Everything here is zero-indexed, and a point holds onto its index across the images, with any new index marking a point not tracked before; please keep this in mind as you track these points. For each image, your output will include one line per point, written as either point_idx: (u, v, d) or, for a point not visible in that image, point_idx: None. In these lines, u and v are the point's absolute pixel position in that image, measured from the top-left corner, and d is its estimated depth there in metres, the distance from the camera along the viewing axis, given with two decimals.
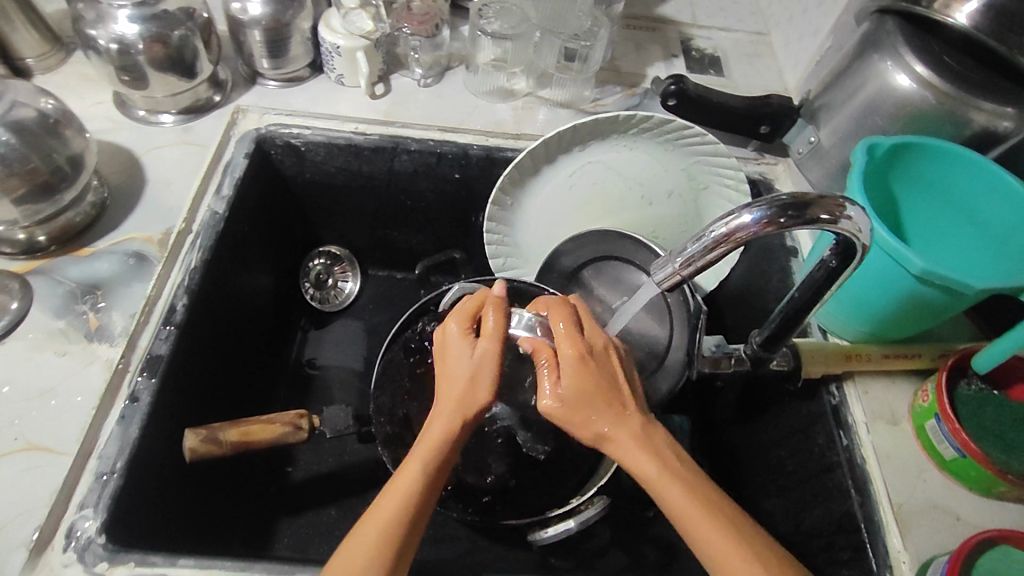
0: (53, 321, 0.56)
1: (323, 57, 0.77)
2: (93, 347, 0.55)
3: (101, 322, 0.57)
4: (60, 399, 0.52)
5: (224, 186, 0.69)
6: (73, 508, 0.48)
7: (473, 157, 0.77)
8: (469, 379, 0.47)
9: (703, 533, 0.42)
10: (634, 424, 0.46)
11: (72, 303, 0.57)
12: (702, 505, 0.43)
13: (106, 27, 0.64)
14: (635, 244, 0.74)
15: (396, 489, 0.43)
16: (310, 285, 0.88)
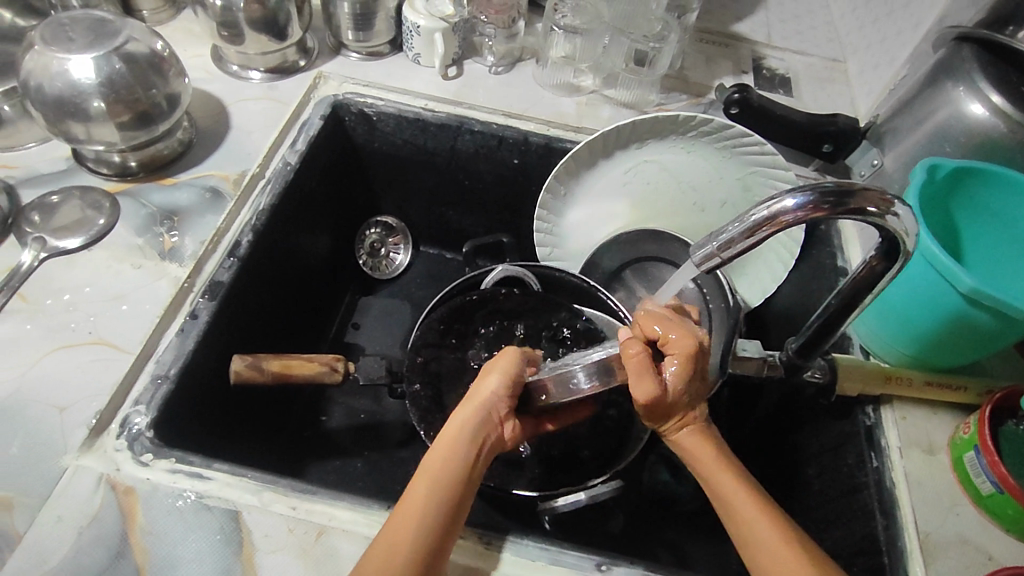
0: (132, 237, 0.62)
1: (404, 36, 0.82)
2: (164, 264, 0.60)
3: (174, 245, 0.62)
4: (129, 305, 0.57)
5: (298, 142, 0.73)
6: (128, 404, 0.51)
7: (532, 144, 0.80)
8: (490, 390, 0.53)
9: (762, 528, 0.47)
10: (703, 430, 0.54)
11: (151, 225, 0.63)
12: (764, 507, 0.49)
13: None
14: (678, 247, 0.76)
15: (429, 473, 0.47)
16: (364, 252, 0.92)
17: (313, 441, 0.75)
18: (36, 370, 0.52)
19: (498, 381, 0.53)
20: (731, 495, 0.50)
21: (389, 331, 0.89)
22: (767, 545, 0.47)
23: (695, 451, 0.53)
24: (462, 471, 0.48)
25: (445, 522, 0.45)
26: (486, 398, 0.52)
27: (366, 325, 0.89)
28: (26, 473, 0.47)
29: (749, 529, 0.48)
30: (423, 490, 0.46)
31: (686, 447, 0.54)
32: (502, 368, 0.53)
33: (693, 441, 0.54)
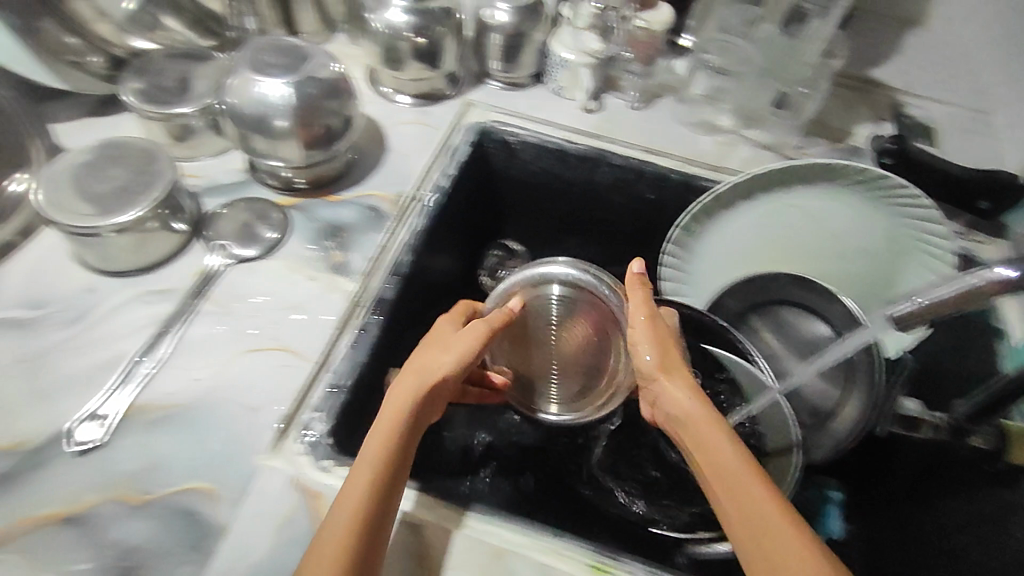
0: (306, 250, 0.65)
1: (549, 69, 0.84)
2: (336, 279, 0.63)
3: (343, 259, 0.65)
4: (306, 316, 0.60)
5: (448, 167, 0.76)
6: (307, 410, 0.54)
7: (672, 181, 0.80)
8: (449, 367, 0.52)
9: (764, 509, 0.44)
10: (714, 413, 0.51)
11: (322, 239, 0.66)
12: (771, 495, 0.45)
13: (384, 15, 0.75)
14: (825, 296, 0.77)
15: (375, 458, 0.46)
16: (485, 273, 0.92)
17: None
18: (228, 370, 0.56)
19: (452, 358, 0.53)
20: (734, 472, 0.47)
21: None
22: (772, 531, 0.43)
23: (692, 417, 0.51)
24: (388, 432, 0.49)
25: (381, 497, 0.45)
26: (434, 371, 0.52)
27: None
28: (224, 467, 0.51)
29: (752, 511, 0.44)
30: (370, 474, 0.46)
31: (675, 404, 0.52)
32: (456, 347, 0.54)
33: (684, 398, 0.52)
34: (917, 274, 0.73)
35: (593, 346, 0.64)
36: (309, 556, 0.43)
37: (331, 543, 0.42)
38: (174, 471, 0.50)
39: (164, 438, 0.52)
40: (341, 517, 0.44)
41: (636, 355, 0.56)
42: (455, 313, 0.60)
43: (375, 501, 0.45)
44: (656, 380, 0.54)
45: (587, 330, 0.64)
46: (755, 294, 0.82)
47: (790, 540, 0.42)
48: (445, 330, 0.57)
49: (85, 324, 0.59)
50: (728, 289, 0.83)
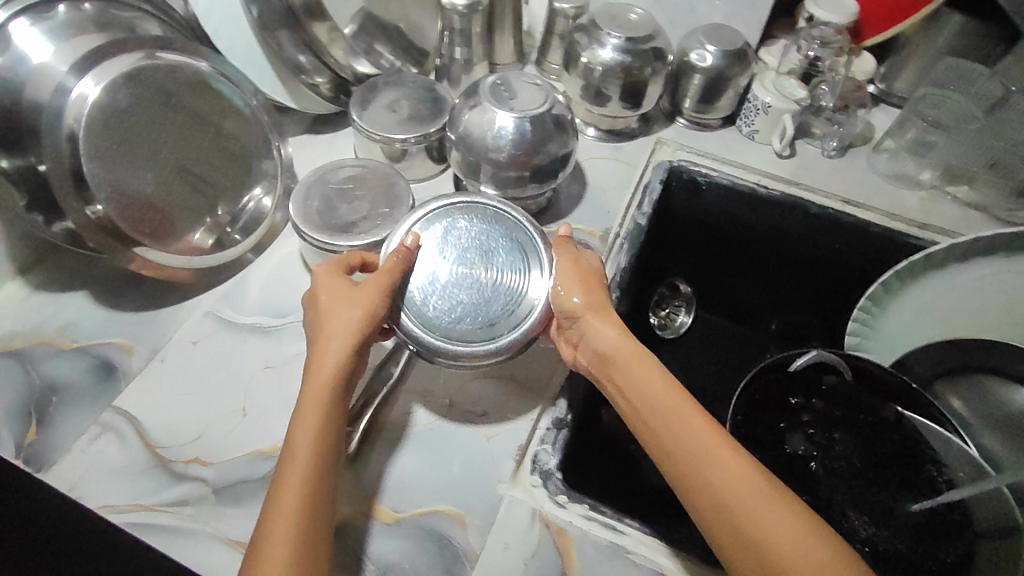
0: None
1: (744, 112, 0.83)
2: None
3: None
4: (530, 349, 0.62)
5: (644, 205, 0.75)
6: (535, 441, 0.55)
7: (873, 234, 0.77)
8: (340, 312, 0.51)
9: (728, 480, 0.43)
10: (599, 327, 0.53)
11: None
12: (744, 466, 0.43)
13: (594, 51, 0.75)
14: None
15: (311, 437, 0.45)
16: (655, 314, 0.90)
17: None
18: (459, 397, 0.58)
19: (329, 300, 0.52)
20: (688, 437, 0.45)
21: None
22: (765, 517, 0.41)
23: (612, 343, 0.52)
24: (335, 386, 0.48)
25: (329, 450, 0.46)
26: (330, 321, 0.51)
27: None
28: (468, 492, 0.52)
29: (719, 483, 0.43)
30: (310, 424, 0.46)
31: (593, 336, 0.53)
32: (365, 301, 0.52)
33: (601, 330, 0.53)
34: None
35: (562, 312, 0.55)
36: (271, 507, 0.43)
37: (291, 495, 0.43)
38: (419, 490, 0.52)
39: (410, 456, 0.54)
40: (298, 473, 0.44)
41: (564, 295, 0.55)
42: (337, 262, 0.56)
43: (320, 477, 0.44)
44: (581, 322, 0.54)
45: (516, 270, 0.58)
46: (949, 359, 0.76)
47: (781, 526, 0.40)
48: (330, 282, 0.53)
49: None
50: (911, 351, 0.78)
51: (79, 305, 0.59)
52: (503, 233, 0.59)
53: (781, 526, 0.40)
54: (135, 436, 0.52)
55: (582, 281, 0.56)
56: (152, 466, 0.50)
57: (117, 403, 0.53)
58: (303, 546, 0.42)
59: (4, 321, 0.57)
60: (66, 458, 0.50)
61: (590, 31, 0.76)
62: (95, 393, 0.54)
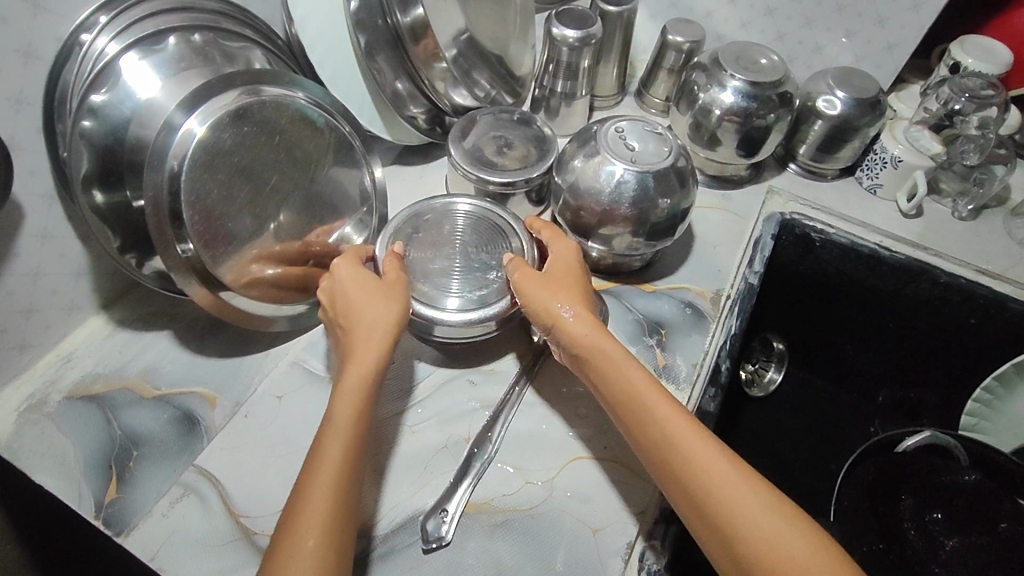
0: (626, 345, 0.61)
1: (869, 163, 0.77)
2: (662, 383, 0.58)
3: (667, 361, 0.60)
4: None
5: (756, 263, 0.69)
6: (642, 536, 0.48)
7: (1011, 310, 0.68)
8: (384, 310, 0.49)
9: (737, 490, 0.40)
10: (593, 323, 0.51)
11: (641, 334, 0.62)
12: (747, 473, 0.41)
13: (712, 92, 0.71)
14: None
15: (347, 417, 0.43)
16: (746, 372, 0.82)
17: None
18: (558, 481, 0.50)
19: (364, 291, 0.50)
20: (688, 444, 0.43)
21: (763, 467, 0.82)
22: (775, 530, 0.39)
23: (590, 346, 0.49)
24: (373, 376, 0.46)
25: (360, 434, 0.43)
26: (372, 314, 0.49)
27: None
28: None
29: (718, 491, 0.41)
30: (342, 407, 0.44)
31: (576, 339, 0.50)
32: (400, 298, 0.51)
33: (579, 332, 0.50)
34: None
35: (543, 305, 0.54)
36: (297, 492, 0.41)
37: (322, 478, 0.40)
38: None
39: (505, 548, 0.47)
40: (332, 454, 0.42)
41: (544, 296, 0.53)
42: (350, 253, 0.54)
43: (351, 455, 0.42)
44: (555, 324, 0.51)
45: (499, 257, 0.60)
46: None
47: (793, 537, 0.38)
48: (348, 274, 0.52)
49: (415, 395, 0.55)
50: None
51: (163, 348, 0.56)
52: (482, 224, 0.62)
53: (792, 539, 0.38)
54: (218, 501, 0.47)
55: (555, 283, 0.53)
56: (235, 539, 0.46)
57: (200, 462, 0.50)
58: (334, 531, 0.39)
59: (86, 364, 0.55)
60: (147, 521, 0.46)
61: (711, 71, 0.72)
62: (180, 448, 0.50)
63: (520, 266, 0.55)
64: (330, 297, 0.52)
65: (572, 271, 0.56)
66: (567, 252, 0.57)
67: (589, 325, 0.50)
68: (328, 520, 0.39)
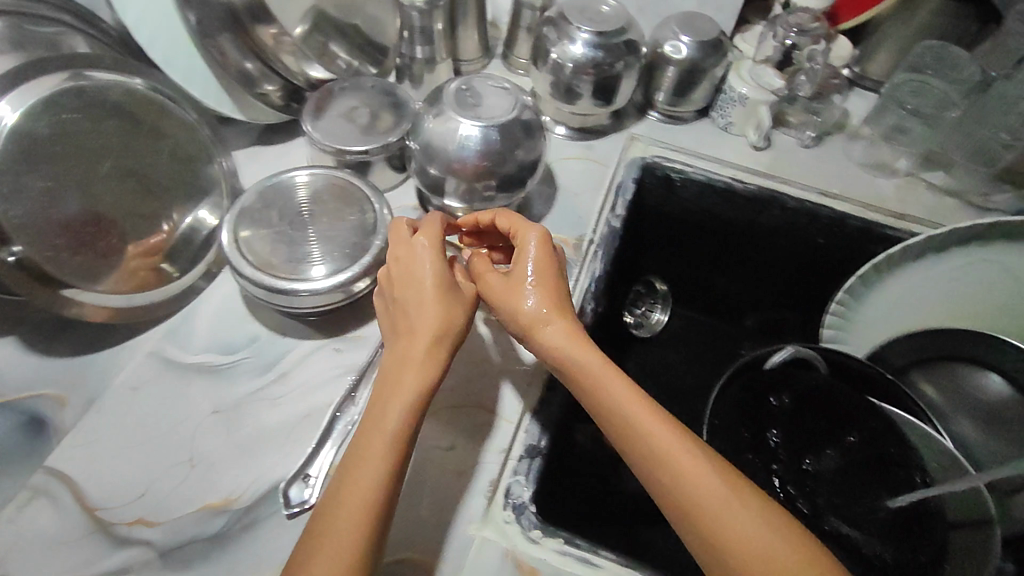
0: None
1: (720, 103, 0.81)
2: None
3: None
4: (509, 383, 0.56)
5: (618, 206, 0.73)
6: (508, 473, 0.51)
7: (852, 229, 0.75)
8: (441, 313, 0.49)
9: (708, 484, 0.42)
10: (569, 332, 0.51)
11: None
12: (721, 470, 0.43)
13: (563, 47, 0.72)
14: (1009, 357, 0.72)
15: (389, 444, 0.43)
16: (631, 316, 0.88)
17: None
18: (425, 435, 0.53)
19: (431, 288, 0.50)
20: (664, 448, 0.44)
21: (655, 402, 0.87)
22: (740, 522, 0.41)
23: (573, 356, 0.50)
24: (423, 391, 0.46)
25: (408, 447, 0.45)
26: (437, 319, 0.49)
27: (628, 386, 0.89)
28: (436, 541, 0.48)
29: (695, 490, 0.42)
30: (396, 418, 0.45)
31: (553, 349, 0.50)
32: (456, 309, 0.51)
33: (598, 365, 0.49)
34: None
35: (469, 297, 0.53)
36: (335, 512, 0.41)
37: (351, 502, 0.41)
38: (389, 539, 0.48)
39: None
40: (364, 482, 0.42)
41: (515, 302, 0.52)
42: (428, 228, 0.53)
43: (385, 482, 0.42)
44: (533, 333, 0.51)
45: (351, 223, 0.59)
46: (924, 350, 0.77)
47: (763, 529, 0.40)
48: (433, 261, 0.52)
49: (276, 372, 0.55)
50: (890, 341, 0.79)
51: (4, 355, 0.54)
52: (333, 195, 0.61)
53: (772, 544, 0.40)
54: (71, 499, 0.47)
55: (522, 287, 0.52)
56: (92, 532, 0.45)
57: (50, 463, 0.48)
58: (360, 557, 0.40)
59: None
60: None
61: (559, 26, 0.73)
62: (25, 453, 0.50)
63: (485, 266, 0.55)
64: (392, 270, 0.53)
65: (541, 257, 0.53)
66: (525, 236, 0.54)
67: (567, 336, 0.50)
68: (367, 523, 0.41)
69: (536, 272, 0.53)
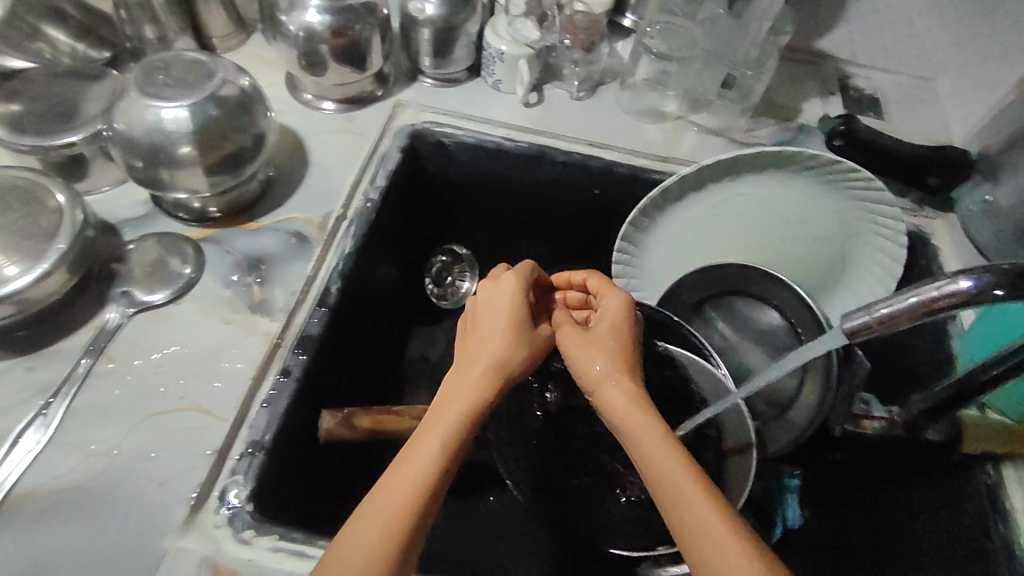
0: (221, 289, 0.60)
1: (485, 61, 0.78)
2: (255, 320, 0.59)
3: (263, 296, 0.60)
4: (222, 380, 0.55)
5: (377, 178, 0.72)
6: (225, 474, 0.51)
7: (618, 174, 0.77)
8: (507, 352, 0.50)
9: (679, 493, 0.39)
10: (640, 398, 0.45)
11: (239, 275, 0.61)
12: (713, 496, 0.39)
13: (297, 15, 0.68)
14: (773, 283, 0.74)
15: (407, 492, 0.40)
16: (432, 283, 0.90)
17: None
18: (123, 445, 0.51)
19: (502, 328, 0.51)
20: (693, 518, 0.38)
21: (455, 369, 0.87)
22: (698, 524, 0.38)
23: (637, 420, 0.44)
24: (459, 435, 0.44)
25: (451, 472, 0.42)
26: (495, 350, 0.49)
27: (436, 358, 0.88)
28: (115, 559, 0.46)
29: (709, 549, 0.37)
30: (432, 440, 0.43)
31: (612, 408, 0.46)
32: (520, 340, 0.51)
33: (624, 401, 0.46)
34: (868, 253, 0.75)
35: (480, 323, 0.52)
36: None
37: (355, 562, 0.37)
38: (64, 567, 0.46)
39: (51, 532, 0.47)
40: (369, 538, 0.38)
41: (581, 363, 0.49)
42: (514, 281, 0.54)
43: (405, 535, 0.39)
44: (599, 394, 0.47)
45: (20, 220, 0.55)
46: (709, 284, 0.78)
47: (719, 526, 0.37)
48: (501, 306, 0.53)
49: None
50: (680, 280, 0.80)
51: None
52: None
53: None
54: None
55: (600, 345, 0.50)
56: None
57: None
58: None
59: None
60: None
61: None
62: None
63: (567, 325, 0.53)
64: (471, 318, 0.54)
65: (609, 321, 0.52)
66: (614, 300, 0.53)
67: (631, 397, 0.45)
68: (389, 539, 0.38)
69: (603, 329, 0.51)
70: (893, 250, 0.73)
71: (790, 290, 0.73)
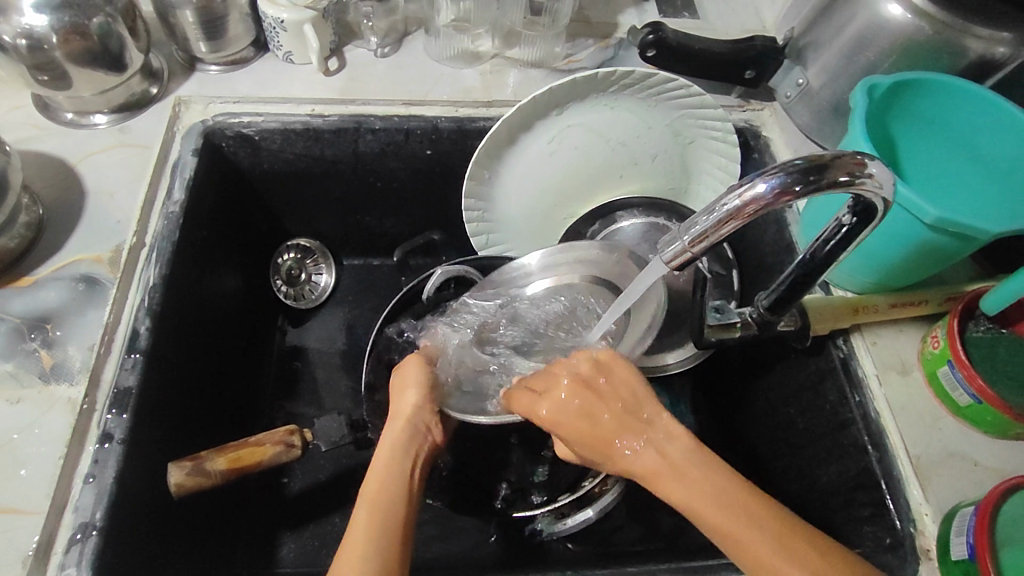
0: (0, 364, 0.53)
1: (268, 34, 0.69)
2: (50, 389, 0.52)
3: (56, 359, 0.53)
4: (28, 467, 0.49)
5: (174, 190, 0.62)
6: (53, 570, 0.47)
7: (443, 131, 0.72)
8: (410, 398, 0.56)
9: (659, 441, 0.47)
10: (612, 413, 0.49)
11: (18, 342, 0.54)
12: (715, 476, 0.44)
13: (10, 20, 0.55)
14: (633, 220, 0.75)
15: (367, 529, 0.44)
16: (281, 281, 0.84)
17: (281, 511, 0.72)
18: None
19: (408, 383, 0.57)
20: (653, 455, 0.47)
21: (329, 367, 0.82)
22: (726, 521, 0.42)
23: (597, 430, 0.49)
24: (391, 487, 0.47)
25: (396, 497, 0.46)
26: (407, 399, 0.55)
27: (309, 360, 0.82)
28: None
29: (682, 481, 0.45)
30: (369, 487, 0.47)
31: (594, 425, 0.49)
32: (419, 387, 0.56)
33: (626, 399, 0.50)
34: (704, 157, 0.76)
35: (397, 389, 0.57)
36: None
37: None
38: None
39: None
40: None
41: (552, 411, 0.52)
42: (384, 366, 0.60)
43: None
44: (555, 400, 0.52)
45: None
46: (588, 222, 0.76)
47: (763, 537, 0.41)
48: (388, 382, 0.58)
49: None
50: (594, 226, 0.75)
51: None
52: None
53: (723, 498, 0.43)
54: None
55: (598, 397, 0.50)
56: None
57: None
58: None
59: None
60: None
61: None
62: None
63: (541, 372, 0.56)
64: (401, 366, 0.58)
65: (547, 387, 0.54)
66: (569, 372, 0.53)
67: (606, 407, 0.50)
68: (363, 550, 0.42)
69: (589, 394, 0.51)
70: (727, 147, 0.74)
71: (647, 223, 0.75)
